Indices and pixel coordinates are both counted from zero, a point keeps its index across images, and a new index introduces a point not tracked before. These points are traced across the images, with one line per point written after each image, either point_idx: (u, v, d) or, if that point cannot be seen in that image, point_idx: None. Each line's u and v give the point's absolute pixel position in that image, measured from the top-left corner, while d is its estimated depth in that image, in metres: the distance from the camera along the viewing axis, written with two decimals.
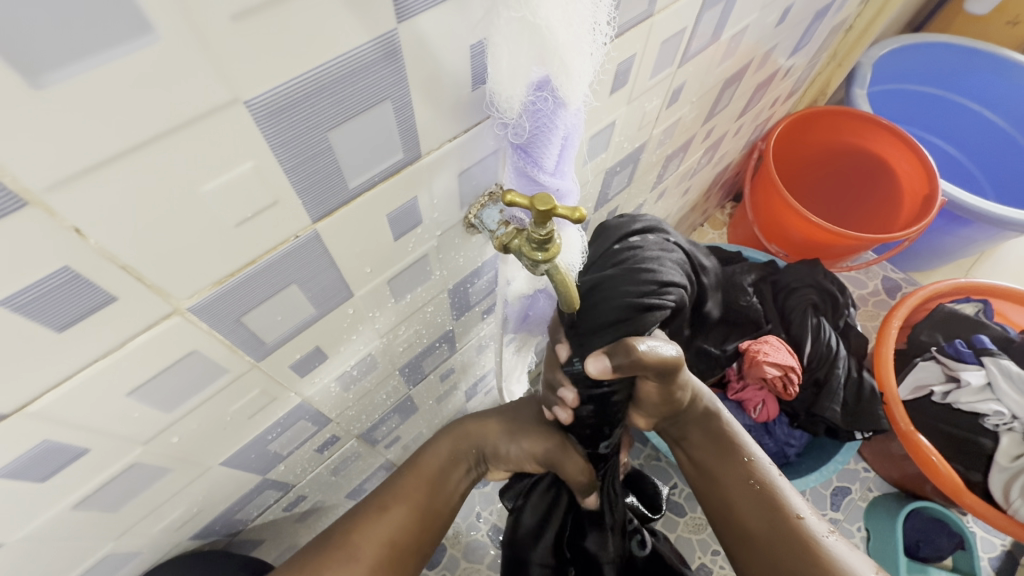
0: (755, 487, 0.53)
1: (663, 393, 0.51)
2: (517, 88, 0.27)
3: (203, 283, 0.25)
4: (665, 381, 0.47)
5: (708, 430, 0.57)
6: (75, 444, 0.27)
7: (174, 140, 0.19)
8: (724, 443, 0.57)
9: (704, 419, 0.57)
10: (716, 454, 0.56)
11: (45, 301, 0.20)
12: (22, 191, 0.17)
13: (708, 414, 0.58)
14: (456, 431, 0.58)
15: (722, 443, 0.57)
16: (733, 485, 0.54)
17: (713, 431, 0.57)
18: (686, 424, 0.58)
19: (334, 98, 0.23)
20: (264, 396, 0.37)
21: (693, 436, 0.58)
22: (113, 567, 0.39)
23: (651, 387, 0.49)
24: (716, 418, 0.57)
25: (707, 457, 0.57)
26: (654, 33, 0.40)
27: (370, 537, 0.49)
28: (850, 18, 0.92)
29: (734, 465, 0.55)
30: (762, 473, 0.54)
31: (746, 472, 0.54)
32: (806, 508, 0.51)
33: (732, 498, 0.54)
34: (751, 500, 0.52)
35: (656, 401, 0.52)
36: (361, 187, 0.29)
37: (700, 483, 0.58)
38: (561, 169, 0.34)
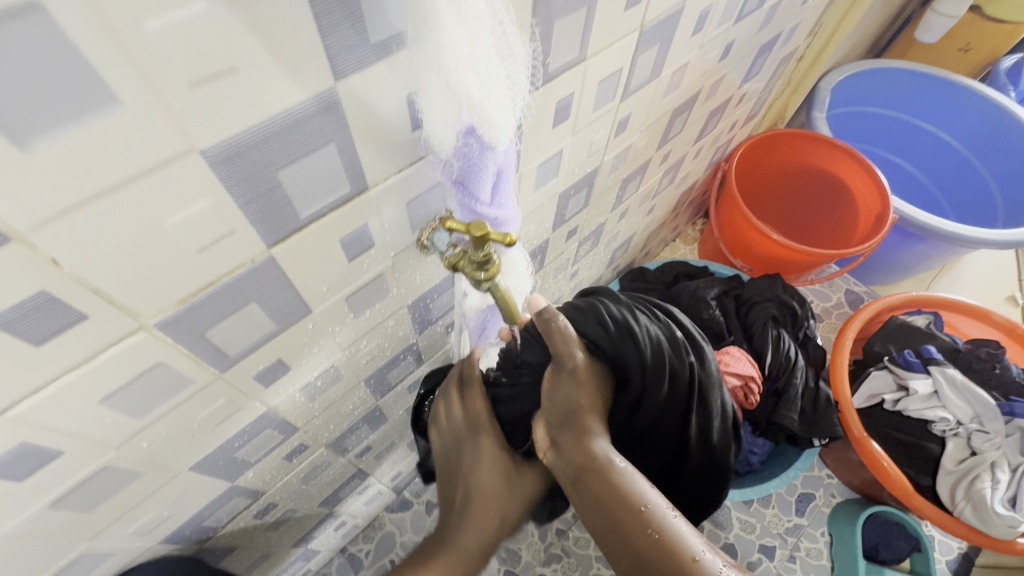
0: (654, 538, 0.44)
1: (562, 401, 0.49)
2: (447, 134, 0.31)
3: (168, 302, 0.29)
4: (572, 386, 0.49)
5: (602, 480, 0.46)
6: (50, 447, 0.30)
7: (139, 183, 0.23)
8: (618, 491, 0.46)
9: (597, 465, 0.47)
10: (610, 507, 0.46)
11: (26, 320, 0.24)
12: (9, 230, 0.21)
13: (600, 460, 0.47)
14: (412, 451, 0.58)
15: (618, 494, 0.46)
16: (634, 541, 0.44)
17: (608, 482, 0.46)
18: (576, 465, 0.48)
19: (281, 145, 0.27)
20: (229, 405, 0.40)
21: (585, 484, 0.47)
22: (86, 568, 0.42)
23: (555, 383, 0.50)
24: (607, 466, 0.46)
25: (602, 511, 0.46)
26: (589, 73, 0.45)
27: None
28: (801, 48, 0.98)
29: (630, 519, 0.44)
30: (660, 520, 0.44)
31: (645, 523, 0.44)
32: (704, 547, 0.44)
33: (636, 557, 0.44)
34: (651, 556, 0.43)
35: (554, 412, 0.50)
36: (312, 217, 0.32)
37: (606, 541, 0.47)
38: (499, 199, 0.38)
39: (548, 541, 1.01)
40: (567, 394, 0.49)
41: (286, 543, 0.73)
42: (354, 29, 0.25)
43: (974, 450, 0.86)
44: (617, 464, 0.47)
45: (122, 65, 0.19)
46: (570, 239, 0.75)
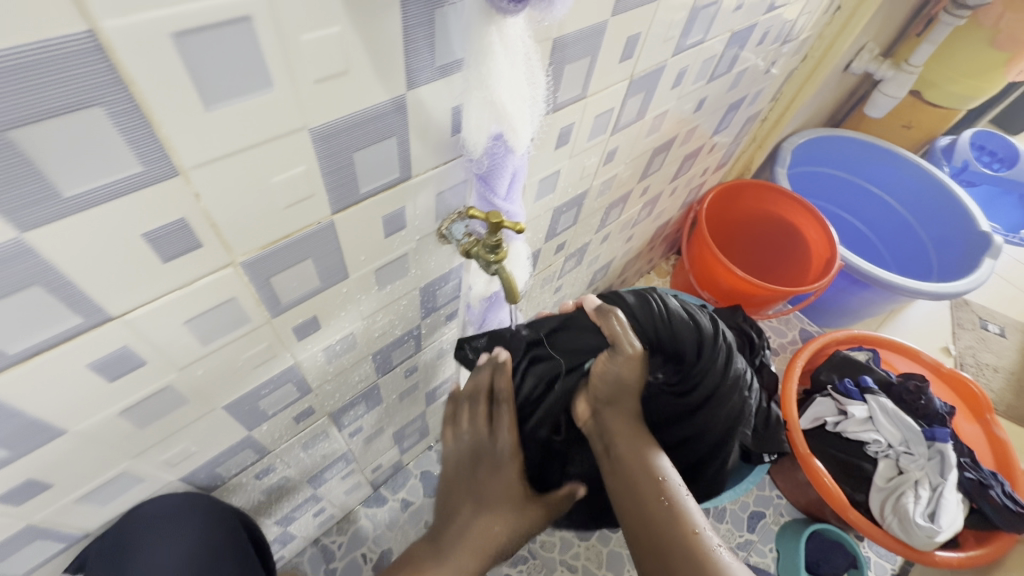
0: (665, 503, 0.60)
1: (614, 376, 0.67)
2: (480, 138, 0.40)
3: (255, 245, 0.36)
4: (630, 362, 0.66)
5: (630, 445, 0.65)
6: (140, 356, 0.36)
7: (265, 146, 0.31)
8: (646, 463, 0.63)
9: (633, 436, 0.66)
10: (638, 472, 0.63)
11: (162, 239, 0.31)
12: (178, 165, 0.28)
13: (638, 433, 0.66)
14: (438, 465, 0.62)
15: (644, 462, 0.63)
16: (650, 500, 0.60)
17: (637, 448, 0.65)
18: (613, 431, 0.67)
19: (362, 132, 0.36)
20: (268, 351, 0.47)
21: (617, 447, 0.66)
22: (119, 491, 0.46)
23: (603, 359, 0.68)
24: (641, 439, 0.65)
25: (628, 472, 0.63)
26: (588, 108, 0.56)
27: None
28: (765, 110, 1.13)
29: (650, 482, 0.61)
30: (671, 492, 0.60)
31: (658, 490, 0.61)
32: (704, 525, 0.58)
33: (648, 511, 0.60)
34: (664, 517, 0.59)
35: (603, 381, 0.68)
36: (368, 193, 0.41)
37: (621, 495, 0.63)
38: (511, 196, 0.47)
39: None
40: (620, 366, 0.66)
41: (271, 515, 0.77)
42: (427, 54, 0.35)
43: (901, 470, 0.96)
44: (649, 441, 0.66)
45: (283, 65, 0.28)
46: (558, 253, 0.85)
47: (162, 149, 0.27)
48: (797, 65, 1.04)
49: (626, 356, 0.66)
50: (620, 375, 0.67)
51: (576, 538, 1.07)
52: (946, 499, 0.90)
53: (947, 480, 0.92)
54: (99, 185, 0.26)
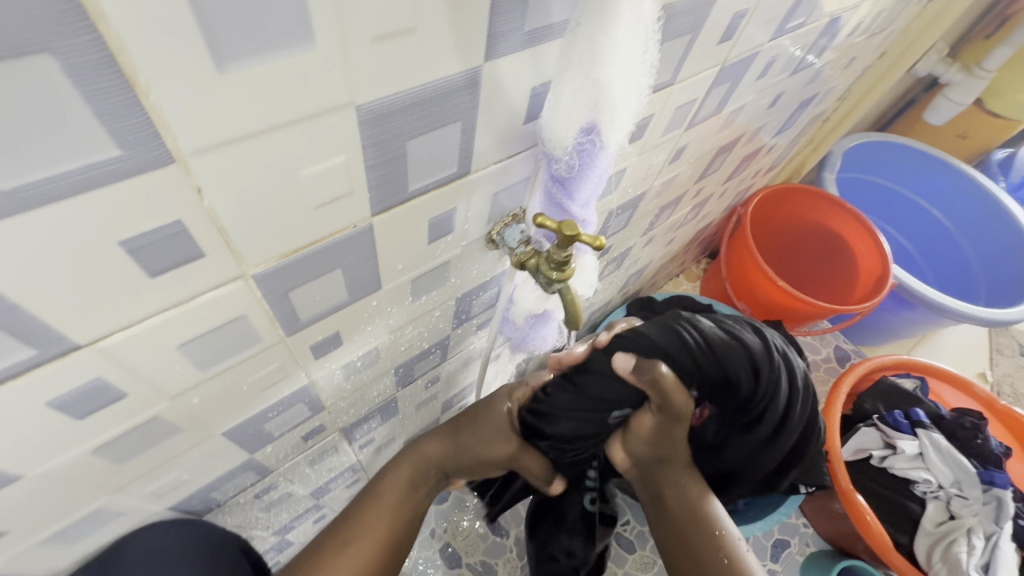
0: (726, 562, 0.52)
1: (655, 436, 0.55)
2: (571, 128, 0.32)
3: (272, 254, 0.28)
4: (664, 425, 0.53)
5: (678, 496, 0.57)
6: (119, 387, 0.28)
7: (294, 127, 0.22)
8: (698, 514, 0.55)
9: (681, 483, 0.57)
10: (691, 525, 0.55)
11: (150, 249, 0.23)
12: (175, 150, 0.20)
13: (683, 479, 0.57)
14: (414, 453, 0.55)
15: (695, 511, 0.56)
16: (704, 556, 0.53)
17: (691, 501, 0.56)
18: (661, 480, 0.58)
19: (421, 113, 0.27)
20: (280, 371, 0.39)
21: (667, 497, 0.57)
22: (93, 527, 0.39)
23: (646, 422, 0.54)
24: (691, 484, 0.57)
25: (680, 523, 0.56)
26: (672, 98, 0.46)
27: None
28: (828, 110, 1.03)
29: (707, 537, 0.54)
30: (731, 548, 0.53)
31: (717, 546, 0.53)
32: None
33: (701, 562, 0.53)
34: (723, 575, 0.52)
35: (646, 441, 0.56)
36: (417, 191, 0.32)
37: (673, 548, 0.56)
38: (588, 203, 0.39)
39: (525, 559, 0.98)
40: (666, 425, 0.53)
41: (269, 528, 0.70)
42: (519, 14, 0.26)
43: (952, 513, 0.88)
44: (699, 487, 0.57)
45: (329, 10, 0.20)
46: (601, 258, 0.76)
47: (151, 126, 0.18)
48: (873, 62, 0.94)
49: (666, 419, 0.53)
50: (662, 437, 0.54)
51: None
52: (1002, 550, 0.83)
53: (1003, 529, 0.85)
54: (54, 174, 0.18)
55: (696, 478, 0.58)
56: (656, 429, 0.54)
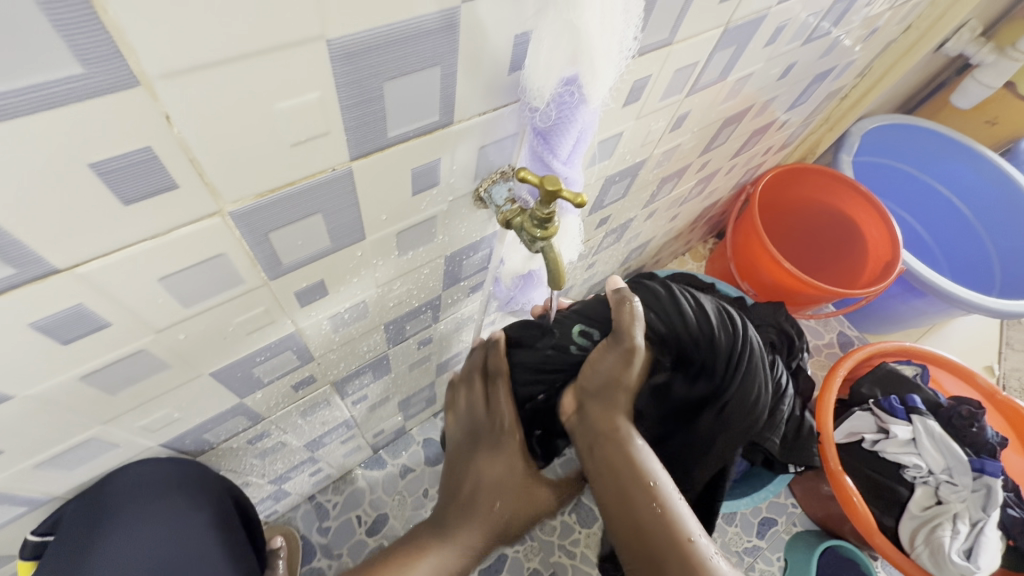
0: (658, 512, 0.47)
1: (607, 376, 0.54)
2: (550, 79, 0.31)
3: (249, 192, 0.28)
4: (622, 364, 0.53)
5: (617, 450, 0.51)
6: (101, 316, 0.29)
7: (262, 58, 0.23)
8: (632, 465, 0.50)
9: (615, 436, 0.52)
10: (625, 478, 0.50)
11: (121, 175, 0.23)
12: (139, 73, 0.20)
13: (620, 430, 0.52)
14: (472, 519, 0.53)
15: (628, 464, 0.50)
16: (638, 513, 0.48)
17: (625, 454, 0.51)
18: (597, 434, 0.53)
19: (395, 53, 0.27)
20: (265, 316, 0.40)
21: (602, 451, 0.52)
22: (89, 456, 0.41)
23: (604, 360, 0.54)
24: (626, 438, 0.52)
25: (613, 477, 0.51)
26: (670, 59, 0.45)
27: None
28: (847, 87, 1.00)
29: (638, 491, 0.48)
30: (665, 498, 0.48)
31: (649, 499, 0.48)
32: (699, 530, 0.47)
33: (635, 521, 0.48)
34: (654, 529, 0.47)
35: (595, 385, 0.54)
36: (397, 139, 0.32)
37: (609, 501, 0.51)
38: (572, 161, 0.38)
39: None
40: (614, 367, 0.53)
41: (265, 476, 0.73)
42: None
43: (939, 499, 0.89)
44: (635, 440, 0.52)
45: None
46: (600, 227, 0.76)
47: (113, 46, 0.19)
48: (897, 36, 0.91)
49: (622, 361, 0.53)
50: (609, 377, 0.54)
51: (577, 524, 1.02)
52: (986, 537, 0.83)
53: (989, 516, 0.84)
54: (19, 86, 0.18)
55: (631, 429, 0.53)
56: (608, 368, 0.54)
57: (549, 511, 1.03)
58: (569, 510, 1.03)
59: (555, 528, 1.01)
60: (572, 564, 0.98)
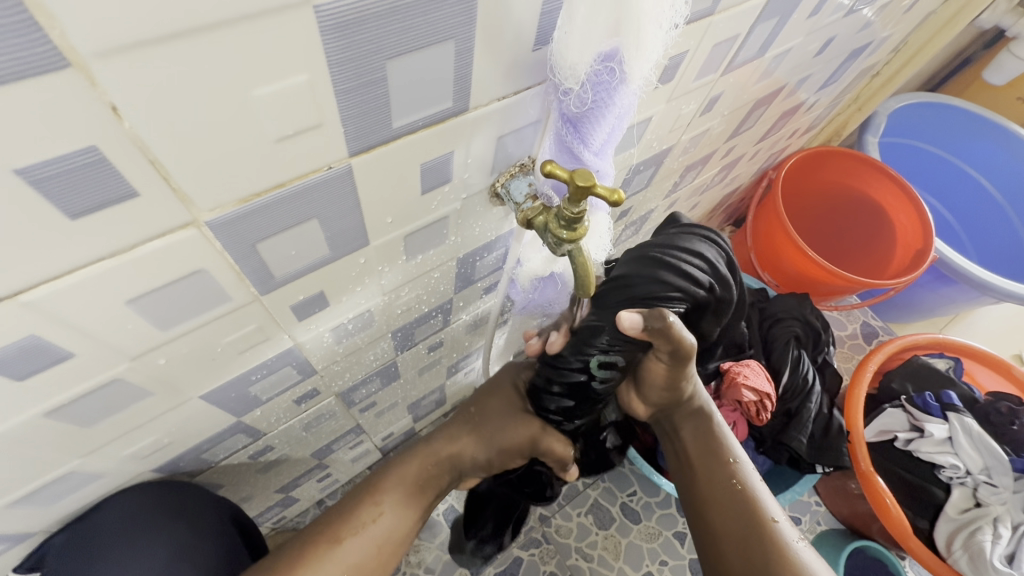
0: (736, 489, 0.46)
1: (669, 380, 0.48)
2: (583, 55, 0.26)
3: (229, 198, 0.23)
4: (675, 367, 0.45)
5: (697, 427, 0.51)
6: (61, 346, 0.25)
7: (232, 29, 0.18)
8: (712, 442, 0.50)
9: (695, 412, 0.51)
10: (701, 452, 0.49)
11: (65, 182, 0.19)
12: (69, 51, 0.15)
13: (701, 411, 0.52)
14: (424, 449, 0.52)
15: (710, 440, 0.50)
16: (715, 484, 0.47)
17: (705, 431, 0.50)
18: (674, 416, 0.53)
19: (400, 24, 0.22)
20: (259, 333, 0.35)
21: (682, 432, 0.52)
22: (69, 489, 0.37)
23: (659, 368, 0.47)
24: (708, 418, 0.51)
25: (692, 452, 0.51)
26: (709, 32, 0.40)
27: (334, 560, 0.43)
28: (879, 63, 0.94)
29: (717, 464, 0.48)
30: (746, 475, 0.47)
31: (729, 473, 0.47)
32: (781, 513, 0.45)
33: (710, 499, 0.47)
34: (732, 502, 0.45)
35: (658, 386, 0.49)
36: (404, 130, 0.27)
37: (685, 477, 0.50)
38: (604, 150, 0.33)
39: (529, 525, 0.97)
40: (675, 373, 0.46)
41: (269, 488, 0.69)
42: None
43: (979, 501, 0.84)
44: (718, 422, 0.52)
45: None
46: (619, 220, 0.71)
47: (27, 15, 0.14)
48: (935, 8, 0.85)
49: (676, 366, 0.45)
50: (673, 383, 0.48)
51: (594, 526, 0.99)
52: None
53: None
54: None
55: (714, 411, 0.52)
56: (669, 377, 0.47)
57: (564, 513, 0.99)
58: (586, 512, 1.00)
59: (571, 530, 0.98)
60: (589, 568, 0.95)
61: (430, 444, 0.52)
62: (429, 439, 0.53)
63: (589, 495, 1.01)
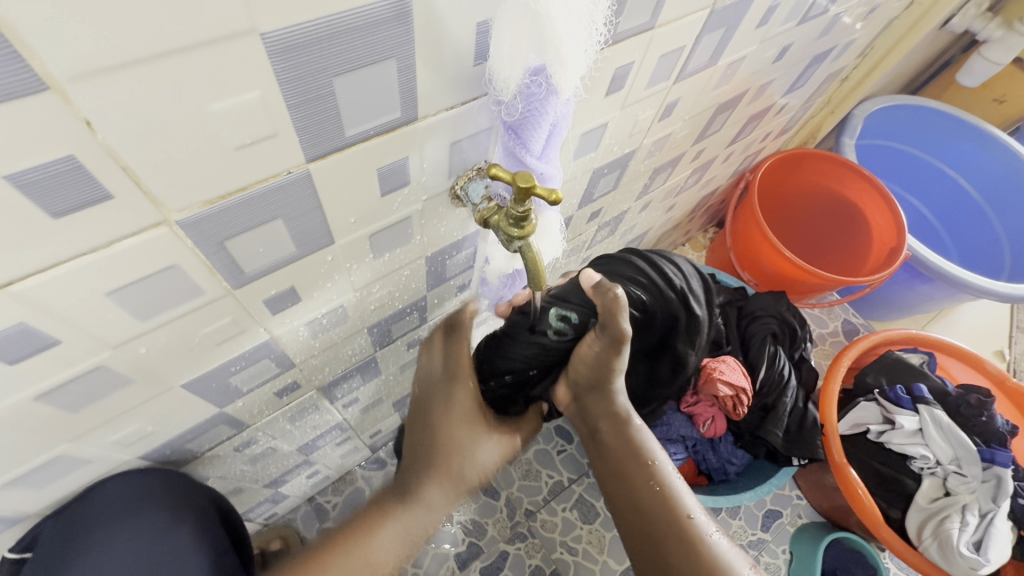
0: (656, 491, 0.49)
1: (596, 367, 0.50)
2: (515, 70, 0.29)
3: (195, 200, 0.26)
4: (607, 353, 0.48)
5: (618, 432, 0.52)
6: (48, 333, 0.28)
7: (187, 55, 0.21)
8: (631, 446, 0.51)
9: (614, 418, 0.53)
10: (625, 458, 0.51)
11: (46, 185, 0.22)
12: (47, 76, 0.18)
13: (621, 415, 0.52)
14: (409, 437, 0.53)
15: (629, 444, 0.51)
16: (639, 489, 0.49)
17: (624, 435, 0.52)
18: (595, 416, 0.54)
19: (342, 46, 0.25)
20: (234, 325, 0.38)
21: (603, 433, 0.53)
22: (60, 472, 0.40)
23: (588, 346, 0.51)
24: (626, 422, 0.52)
25: (615, 457, 0.52)
26: (653, 44, 0.43)
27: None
28: (848, 67, 0.97)
29: (639, 468, 0.50)
30: (664, 477, 0.50)
31: (650, 478, 0.49)
32: (698, 508, 0.49)
33: (635, 504, 0.49)
34: (655, 506, 0.48)
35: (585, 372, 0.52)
36: (357, 137, 0.30)
37: (609, 480, 0.52)
38: (548, 154, 0.36)
39: (515, 519, 1.00)
40: (603, 358, 0.49)
41: (258, 481, 0.72)
42: None
43: (948, 490, 0.87)
44: (635, 423, 0.52)
45: None
46: (592, 221, 0.74)
47: (11, 49, 0.17)
48: (899, 13, 0.88)
49: (607, 351, 0.48)
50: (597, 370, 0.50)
51: (579, 520, 1.01)
52: (996, 528, 0.81)
53: (1000, 507, 0.82)
54: None
55: (631, 414, 0.53)
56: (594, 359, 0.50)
57: (550, 508, 1.01)
58: (571, 506, 1.02)
59: (556, 524, 1.00)
60: (573, 560, 0.97)
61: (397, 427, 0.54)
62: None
63: (574, 491, 1.03)
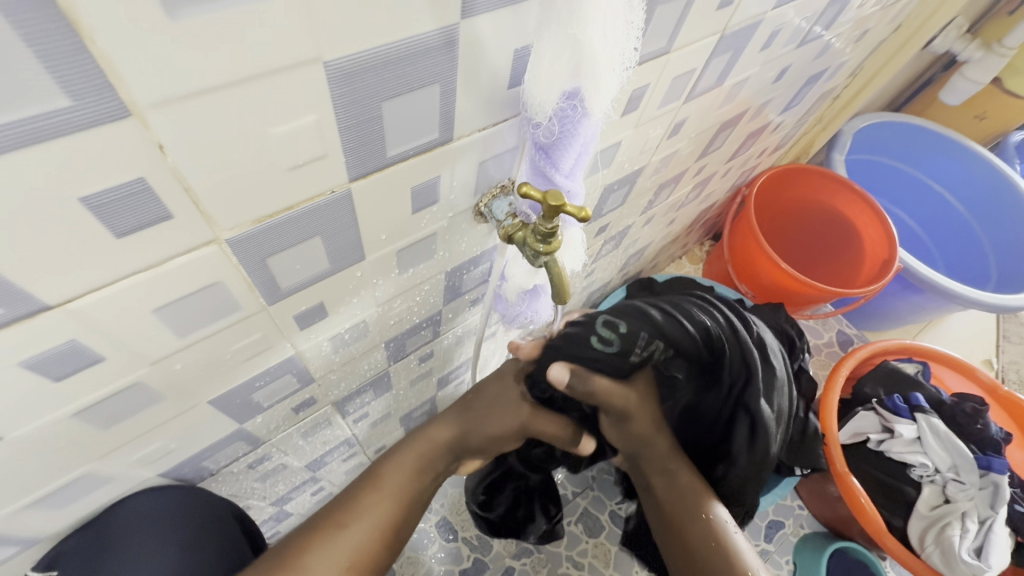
0: (713, 546, 0.52)
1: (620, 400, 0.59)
2: (552, 95, 0.31)
3: (246, 219, 0.27)
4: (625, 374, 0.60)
5: (671, 484, 0.59)
6: (95, 350, 0.28)
7: (255, 83, 0.22)
8: (686, 496, 0.57)
9: (666, 472, 0.59)
10: (680, 509, 0.56)
11: (114, 207, 0.22)
12: (131, 103, 0.19)
13: (669, 467, 0.59)
14: (421, 437, 0.56)
15: (686, 498, 0.57)
16: (693, 536, 0.54)
17: (675, 486, 0.58)
18: (648, 469, 0.61)
19: (394, 74, 0.26)
20: (264, 341, 0.39)
21: (655, 485, 0.60)
22: (83, 491, 0.40)
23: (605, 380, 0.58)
24: (677, 471, 0.59)
25: (667, 506, 0.58)
26: (668, 67, 0.45)
27: (342, 545, 0.45)
28: (838, 87, 1.00)
29: (695, 520, 0.55)
30: (720, 532, 0.53)
31: (707, 532, 0.54)
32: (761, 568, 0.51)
33: (693, 559, 0.53)
34: (710, 558, 0.52)
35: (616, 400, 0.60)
36: (397, 157, 0.31)
37: (661, 527, 0.59)
38: (574, 173, 0.38)
39: None
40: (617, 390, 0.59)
41: (266, 499, 0.71)
42: None
43: (948, 498, 0.89)
44: (687, 473, 0.59)
45: None
46: (599, 235, 0.75)
47: (102, 77, 0.18)
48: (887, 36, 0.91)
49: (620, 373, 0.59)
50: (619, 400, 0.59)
51: (584, 534, 1.01)
52: (996, 534, 0.82)
53: (998, 513, 0.84)
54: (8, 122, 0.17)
55: (682, 462, 0.60)
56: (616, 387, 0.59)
57: None
58: (576, 520, 1.02)
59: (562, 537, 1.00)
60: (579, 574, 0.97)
61: (426, 432, 0.57)
62: (426, 429, 0.57)
63: (579, 504, 1.03)
